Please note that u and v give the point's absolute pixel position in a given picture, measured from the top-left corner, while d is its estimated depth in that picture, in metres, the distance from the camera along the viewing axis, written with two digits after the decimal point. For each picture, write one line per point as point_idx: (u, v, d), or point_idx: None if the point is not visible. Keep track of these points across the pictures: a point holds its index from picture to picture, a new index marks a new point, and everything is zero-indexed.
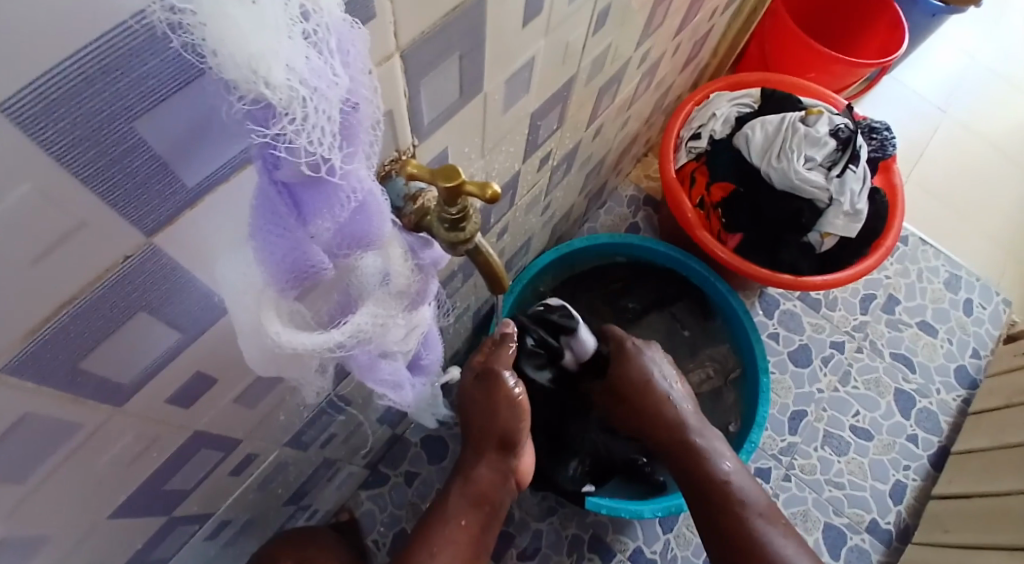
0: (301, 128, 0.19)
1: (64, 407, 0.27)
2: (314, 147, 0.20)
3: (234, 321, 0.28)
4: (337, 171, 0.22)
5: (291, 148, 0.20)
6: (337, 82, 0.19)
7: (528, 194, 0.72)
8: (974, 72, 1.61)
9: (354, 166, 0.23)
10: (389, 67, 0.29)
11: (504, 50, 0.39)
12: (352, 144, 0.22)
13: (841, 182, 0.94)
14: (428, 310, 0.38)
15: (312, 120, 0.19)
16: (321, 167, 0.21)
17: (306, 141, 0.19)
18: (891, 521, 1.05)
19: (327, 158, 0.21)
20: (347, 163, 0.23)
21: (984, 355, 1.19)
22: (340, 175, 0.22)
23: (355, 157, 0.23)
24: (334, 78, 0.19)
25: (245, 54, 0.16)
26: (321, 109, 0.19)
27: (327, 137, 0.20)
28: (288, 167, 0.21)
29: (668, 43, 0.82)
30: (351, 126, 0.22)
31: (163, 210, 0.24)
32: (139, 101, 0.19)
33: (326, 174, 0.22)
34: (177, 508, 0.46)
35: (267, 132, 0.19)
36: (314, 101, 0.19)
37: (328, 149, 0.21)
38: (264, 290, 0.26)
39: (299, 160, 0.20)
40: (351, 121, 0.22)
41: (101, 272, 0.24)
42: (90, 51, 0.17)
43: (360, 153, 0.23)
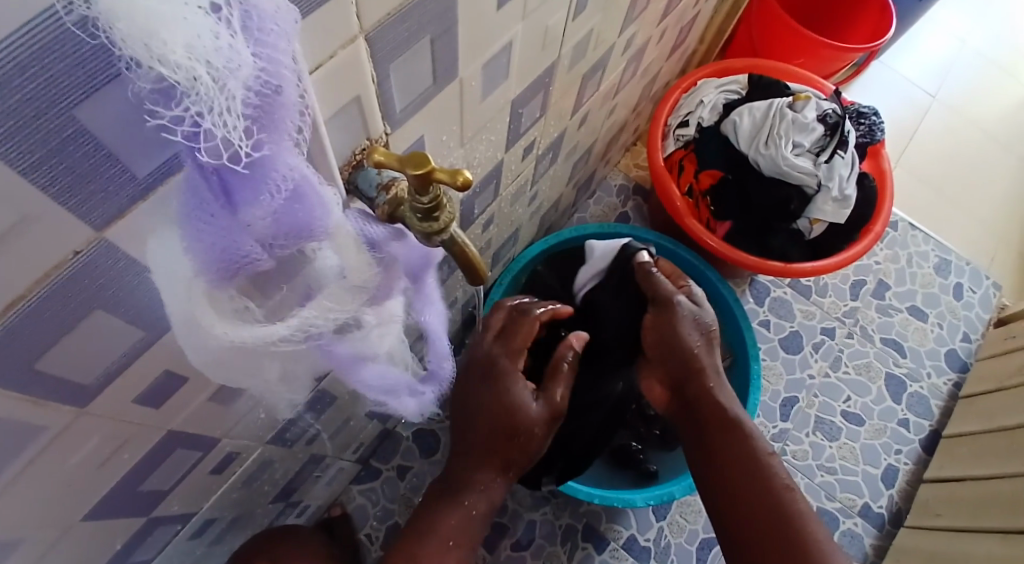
0: (206, 109, 0.18)
1: (23, 410, 0.26)
2: (220, 130, 0.19)
3: (169, 317, 0.26)
4: (254, 154, 0.21)
5: (197, 130, 0.19)
6: (247, 61, 0.18)
7: (514, 183, 0.71)
8: (962, 56, 1.61)
9: (277, 151, 0.22)
10: (353, 51, 0.28)
11: (479, 34, 0.38)
12: (275, 128, 0.21)
13: (830, 167, 0.94)
14: (398, 304, 0.37)
15: (218, 100, 0.18)
16: (227, 152, 0.20)
17: (211, 123, 0.18)
18: (882, 505, 1.06)
19: (236, 144, 0.20)
20: (268, 148, 0.22)
21: (974, 339, 1.19)
22: (255, 161, 0.21)
23: (277, 143, 0.22)
24: (244, 57, 0.18)
25: (139, 31, 0.15)
26: (229, 89, 0.18)
27: (236, 118, 0.19)
28: (198, 152, 0.20)
29: (654, 29, 0.81)
30: (268, 110, 0.21)
31: (113, 201, 0.23)
32: (77, 86, 0.18)
33: (235, 159, 0.21)
34: (156, 508, 0.45)
35: (171, 112, 0.18)
36: (220, 79, 0.18)
37: (239, 134, 0.20)
38: (197, 281, 0.25)
39: (201, 144, 0.19)
40: (274, 104, 0.21)
41: (51, 269, 0.23)
42: (19, 36, 0.16)
43: (286, 138, 0.22)
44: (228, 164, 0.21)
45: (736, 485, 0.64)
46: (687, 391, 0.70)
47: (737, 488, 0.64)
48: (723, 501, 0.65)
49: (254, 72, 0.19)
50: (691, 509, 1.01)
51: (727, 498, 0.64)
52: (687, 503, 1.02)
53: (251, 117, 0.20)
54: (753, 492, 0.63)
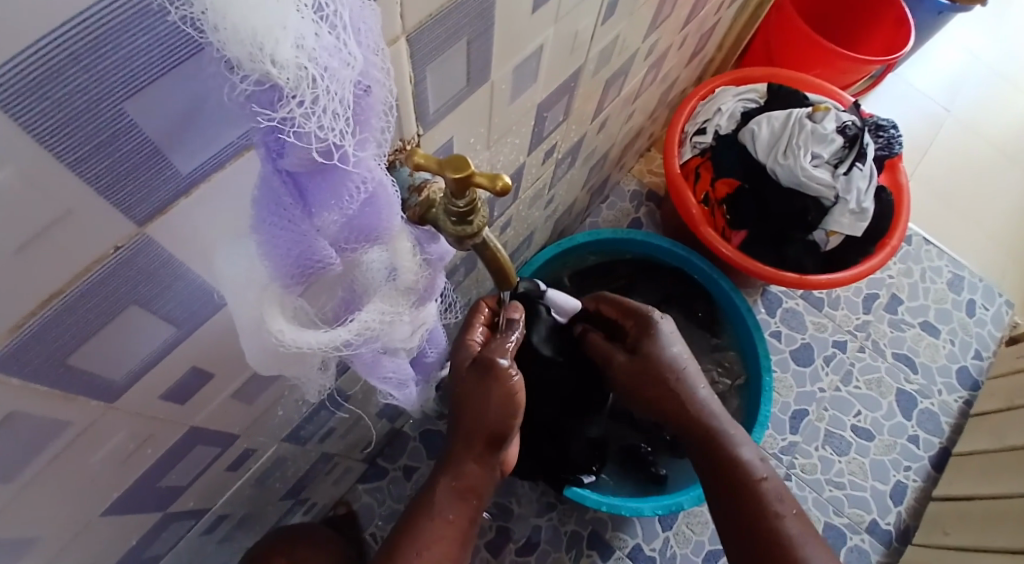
0: (310, 112, 0.18)
1: (53, 405, 0.26)
2: (321, 131, 0.19)
3: (235, 320, 0.26)
4: (346, 159, 0.21)
5: (298, 133, 0.18)
6: (348, 61, 0.18)
7: (532, 187, 0.70)
8: (978, 71, 1.60)
9: (363, 155, 0.22)
10: (394, 52, 0.28)
11: (512, 38, 0.38)
12: (364, 129, 0.21)
13: (848, 179, 0.93)
14: (434, 306, 0.36)
15: (322, 102, 0.18)
16: (329, 152, 0.20)
17: (313, 125, 0.18)
18: (891, 521, 1.05)
19: (337, 143, 0.20)
20: (359, 151, 0.21)
21: (985, 356, 1.18)
22: (349, 163, 0.21)
23: (366, 145, 0.21)
24: (346, 55, 0.18)
25: (251, 27, 0.15)
26: (332, 91, 0.18)
27: (337, 120, 0.19)
28: (294, 153, 0.19)
29: (676, 36, 0.80)
30: (358, 113, 0.20)
31: (155, 196, 0.23)
32: (131, 78, 0.18)
33: (336, 161, 0.20)
34: (172, 505, 0.45)
35: (273, 115, 0.17)
36: (323, 80, 0.17)
37: (336, 134, 0.19)
38: (269, 285, 0.26)
39: (309, 144, 0.19)
40: (363, 105, 0.21)
41: (90, 263, 0.22)
42: (80, 26, 0.16)
43: (371, 140, 0.22)
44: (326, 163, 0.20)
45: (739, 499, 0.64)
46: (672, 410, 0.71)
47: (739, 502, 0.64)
48: (730, 517, 0.65)
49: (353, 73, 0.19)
50: (698, 519, 1.01)
51: (733, 516, 0.65)
52: (694, 513, 1.01)
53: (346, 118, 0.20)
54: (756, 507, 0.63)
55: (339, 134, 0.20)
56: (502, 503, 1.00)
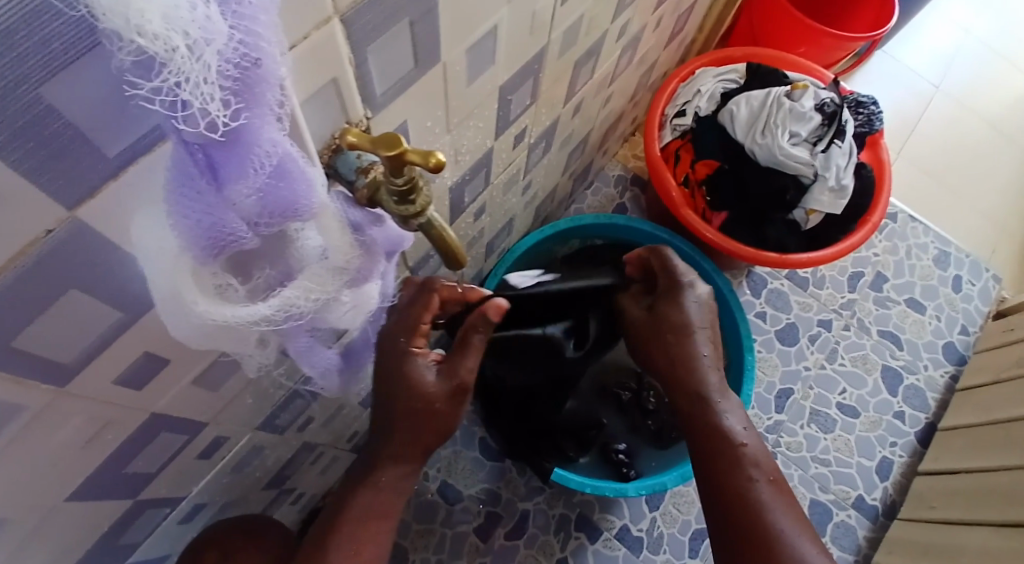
0: (183, 78, 0.17)
1: (1, 389, 0.27)
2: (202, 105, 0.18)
3: (154, 295, 0.26)
4: (230, 127, 0.20)
5: (179, 103, 0.18)
6: (226, 31, 0.17)
7: (505, 172, 0.70)
8: (964, 47, 1.59)
9: (258, 125, 0.21)
10: (328, 33, 0.28)
11: (462, 19, 0.38)
12: (257, 102, 0.21)
13: (827, 157, 0.93)
14: (375, 287, 0.37)
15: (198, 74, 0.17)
16: (206, 127, 0.20)
17: (191, 95, 0.18)
18: (877, 497, 1.06)
19: (217, 118, 0.19)
20: (238, 120, 0.20)
21: (972, 332, 1.19)
22: (238, 132, 0.21)
23: (254, 114, 0.21)
24: (222, 27, 0.17)
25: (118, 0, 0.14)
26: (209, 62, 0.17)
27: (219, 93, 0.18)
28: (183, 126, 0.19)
29: (649, 16, 0.80)
30: (249, 84, 0.20)
31: (80, 180, 0.23)
32: (46, 66, 0.18)
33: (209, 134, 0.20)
34: (143, 492, 0.46)
35: (151, 84, 0.17)
36: (199, 51, 0.17)
37: (217, 108, 0.19)
38: (182, 254, 0.25)
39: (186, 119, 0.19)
40: (253, 77, 0.20)
41: (25, 248, 0.23)
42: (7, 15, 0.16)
43: (266, 112, 0.21)
44: (211, 137, 0.20)
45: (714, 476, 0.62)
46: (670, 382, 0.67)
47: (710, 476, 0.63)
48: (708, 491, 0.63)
49: (233, 43, 0.18)
50: (684, 499, 1.02)
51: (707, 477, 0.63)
52: (681, 493, 1.02)
53: (231, 89, 0.19)
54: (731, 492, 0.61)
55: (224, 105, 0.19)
56: (490, 488, 1.01)
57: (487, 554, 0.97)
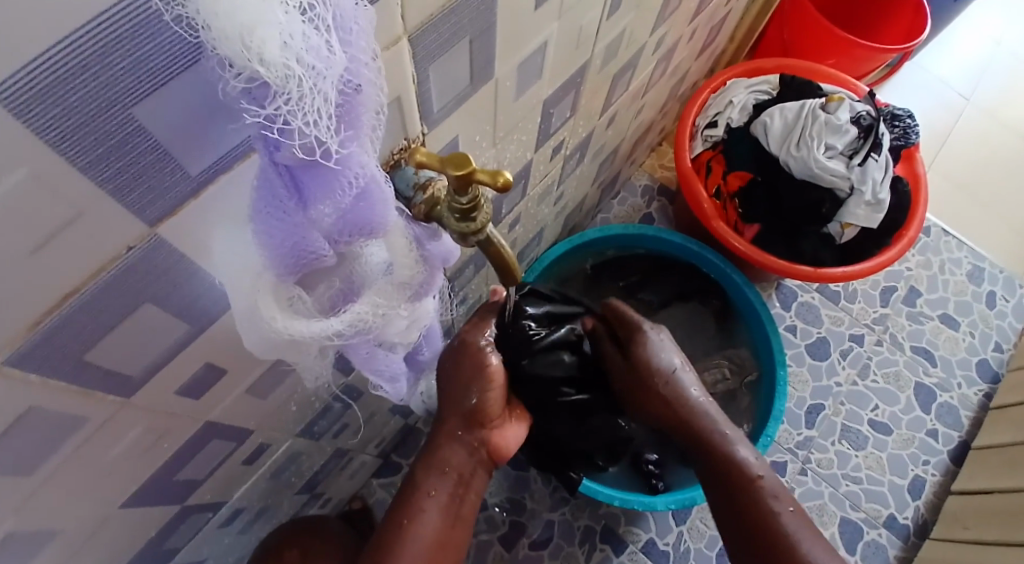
0: (296, 108, 0.18)
1: (72, 399, 0.27)
2: (308, 129, 0.19)
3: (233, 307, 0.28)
4: (329, 154, 0.21)
5: (285, 128, 0.19)
6: (337, 61, 0.18)
7: (540, 184, 0.70)
8: (998, 58, 1.56)
9: (354, 151, 0.22)
10: (397, 51, 0.28)
11: (516, 36, 0.38)
12: (354, 128, 0.21)
13: (863, 171, 0.92)
14: (431, 302, 0.38)
15: (307, 102, 0.18)
16: (314, 149, 0.20)
17: (300, 122, 0.18)
18: (908, 516, 1.03)
19: (322, 142, 0.20)
20: (345, 149, 0.21)
21: (1006, 348, 1.16)
22: (336, 159, 0.21)
23: (352, 144, 0.21)
24: (334, 57, 0.18)
25: (235, 26, 0.15)
26: (318, 91, 0.18)
27: (323, 119, 0.19)
28: (285, 149, 0.20)
29: (685, 28, 0.80)
30: (349, 110, 0.20)
31: (168, 196, 0.23)
32: (143, 82, 0.19)
33: (322, 158, 0.21)
34: (190, 498, 0.46)
35: (262, 111, 0.18)
36: (311, 78, 0.17)
37: (326, 132, 0.19)
38: (263, 274, 0.27)
39: (294, 142, 0.19)
40: (352, 104, 0.20)
41: (105, 263, 0.23)
42: (105, 25, 0.16)
43: (362, 138, 0.22)
44: (316, 160, 0.21)
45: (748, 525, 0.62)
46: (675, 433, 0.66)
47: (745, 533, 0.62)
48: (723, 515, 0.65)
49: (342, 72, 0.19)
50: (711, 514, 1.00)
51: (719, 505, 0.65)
52: (708, 508, 1.01)
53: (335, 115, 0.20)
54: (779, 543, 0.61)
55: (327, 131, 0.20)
56: (515, 497, 1.00)
57: None
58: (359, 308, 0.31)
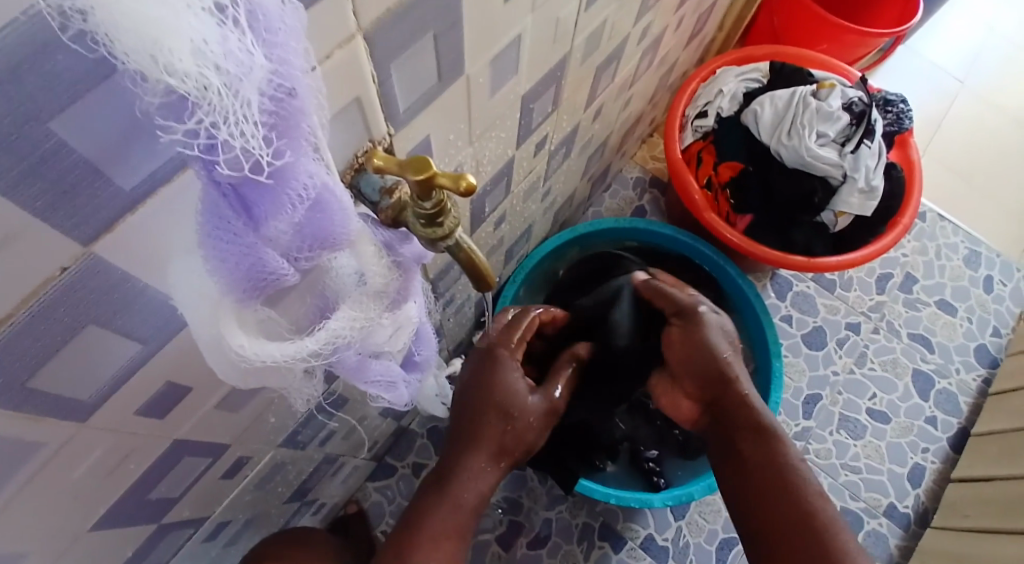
0: (221, 119, 0.16)
1: (19, 427, 0.26)
2: (237, 141, 0.17)
3: (195, 335, 0.26)
4: (271, 167, 0.20)
5: (215, 143, 0.17)
6: (261, 64, 0.16)
7: (526, 180, 0.69)
8: (990, 39, 1.55)
9: (296, 159, 0.20)
10: (352, 50, 0.27)
11: (486, 30, 0.37)
12: (294, 134, 0.20)
13: (856, 158, 0.90)
14: (414, 306, 0.36)
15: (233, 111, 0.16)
16: (250, 165, 0.19)
17: (227, 135, 0.17)
18: (908, 505, 1.02)
19: (256, 155, 0.19)
20: (282, 160, 0.20)
21: (1004, 333, 1.15)
22: (278, 171, 0.20)
23: (295, 150, 0.20)
24: (258, 60, 0.16)
25: (139, 39, 0.13)
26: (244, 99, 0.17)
27: (253, 129, 0.17)
28: (220, 166, 0.18)
29: (671, 16, 0.78)
30: (287, 118, 0.19)
31: (102, 214, 0.22)
32: (58, 97, 0.17)
33: (256, 173, 0.19)
34: (168, 514, 0.45)
35: (183, 126, 0.17)
36: (233, 85, 0.16)
37: (258, 144, 0.18)
38: (222, 299, 0.25)
39: (221, 158, 0.18)
40: (291, 110, 0.19)
41: (40, 285, 0.22)
42: (3, 40, 0.15)
43: (304, 145, 0.20)
44: (249, 177, 0.19)
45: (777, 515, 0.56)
46: (716, 396, 0.63)
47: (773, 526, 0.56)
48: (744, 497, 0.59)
49: (269, 76, 0.17)
50: (711, 508, 1.00)
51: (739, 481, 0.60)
52: (707, 502, 1.00)
53: (270, 124, 0.19)
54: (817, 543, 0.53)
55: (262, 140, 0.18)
56: (511, 496, 0.99)
57: None
58: (337, 325, 0.30)
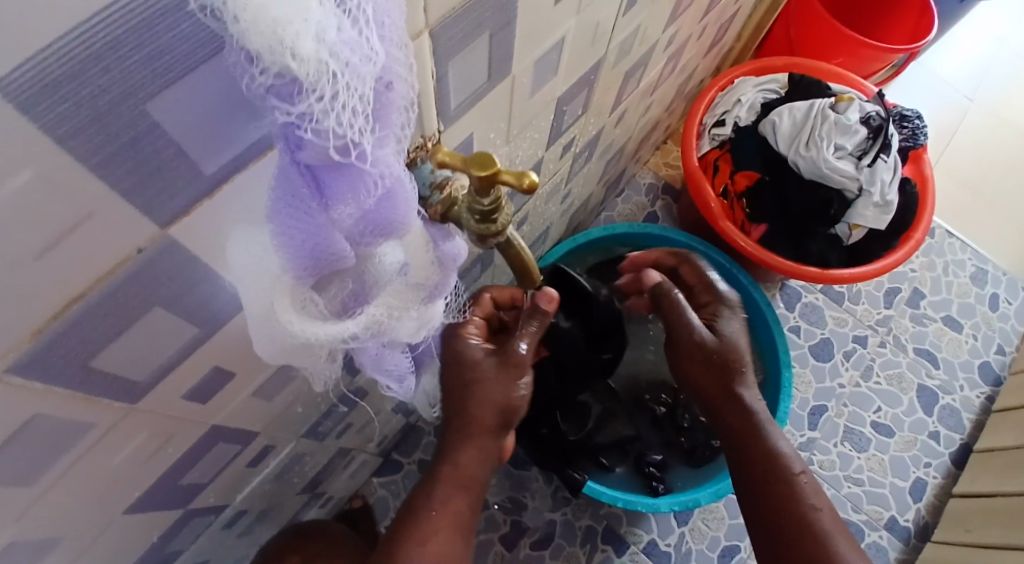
0: (329, 108, 0.17)
1: (76, 407, 0.26)
2: (341, 128, 0.18)
3: (246, 307, 0.27)
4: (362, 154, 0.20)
5: (317, 130, 0.18)
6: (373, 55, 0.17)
7: (549, 182, 0.69)
8: (1001, 59, 1.56)
9: (382, 148, 0.21)
10: (418, 47, 0.27)
11: (534, 32, 0.37)
12: (385, 125, 0.20)
13: (873, 171, 0.91)
14: (442, 304, 0.36)
15: (343, 97, 0.17)
16: (348, 151, 0.19)
17: (332, 122, 0.17)
18: (909, 519, 1.03)
19: (356, 141, 0.19)
20: (378, 149, 0.21)
21: (1009, 351, 1.16)
22: (369, 162, 0.21)
23: (383, 139, 0.21)
24: (368, 51, 0.17)
25: (268, 23, 0.14)
26: (352, 87, 0.17)
27: (357, 119, 0.18)
28: (311, 148, 0.19)
29: (696, 25, 0.79)
30: (380, 108, 0.20)
31: (179, 198, 0.22)
32: (162, 75, 0.18)
33: (356, 159, 0.20)
34: (193, 501, 0.45)
35: (292, 111, 0.17)
36: (344, 75, 0.17)
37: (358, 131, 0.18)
38: (281, 275, 0.25)
39: (326, 143, 0.18)
40: (384, 101, 0.20)
41: (115, 266, 0.22)
42: (116, 17, 0.15)
43: (390, 136, 0.21)
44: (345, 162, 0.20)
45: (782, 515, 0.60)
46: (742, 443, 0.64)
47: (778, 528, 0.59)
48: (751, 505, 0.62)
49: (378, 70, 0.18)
50: (714, 515, 1.00)
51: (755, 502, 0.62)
52: (710, 509, 1.00)
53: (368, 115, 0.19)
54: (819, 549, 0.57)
55: (361, 129, 0.19)
56: (516, 497, 1.00)
57: None
58: (375, 311, 0.30)
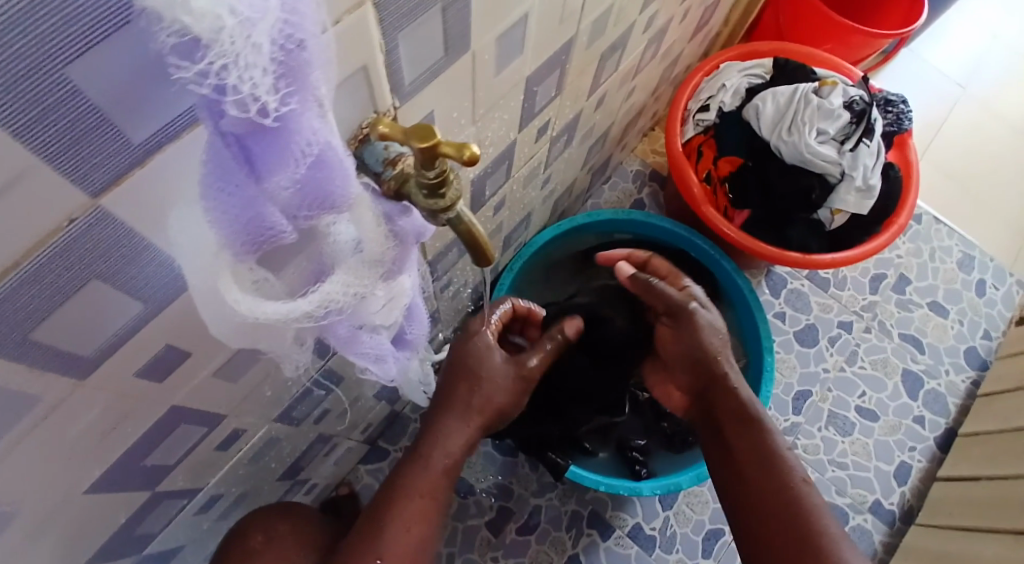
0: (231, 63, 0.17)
1: (18, 379, 0.26)
2: (246, 86, 0.17)
3: (192, 290, 0.26)
4: (279, 113, 0.19)
5: (224, 86, 0.17)
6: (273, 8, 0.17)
7: (526, 165, 0.69)
8: (992, 45, 1.55)
9: (301, 109, 0.20)
10: (360, 16, 0.27)
11: (492, 8, 0.37)
12: (303, 85, 0.20)
13: (855, 156, 0.91)
14: (407, 279, 0.36)
15: (244, 54, 0.17)
16: (259, 112, 0.19)
17: (236, 78, 0.17)
18: (894, 502, 1.04)
19: (264, 100, 0.18)
20: (289, 107, 0.20)
21: (995, 337, 1.16)
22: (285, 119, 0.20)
23: (302, 99, 0.20)
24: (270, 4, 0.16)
25: None
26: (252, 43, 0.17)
27: (263, 77, 0.18)
28: (227, 114, 0.19)
29: (676, 8, 0.78)
30: (295, 68, 0.19)
31: (108, 167, 0.22)
32: (77, 40, 0.17)
33: (265, 117, 0.19)
34: (161, 483, 0.45)
35: (195, 67, 0.17)
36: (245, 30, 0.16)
37: (268, 91, 0.18)
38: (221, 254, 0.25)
39: (230, 98, 0.18)
40: (298, 61, 0.19)
41: (46, 237, 0.22)
42: None
43: (311, 100, 0.20)
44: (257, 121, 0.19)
45: (763, 491, 0.57)
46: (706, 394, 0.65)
47: (757, 507, 0.57)
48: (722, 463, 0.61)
49: (280, 26, 0.17)
50: (698, 499, 1.01)
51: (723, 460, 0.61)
52: (695, 493, 1.01)
53: (280, 75, 0.19)
54: (817, 531, 0.53)
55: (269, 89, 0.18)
56: (501, 483, 1.00)
57: (498, 548, 0.97)
58: (328, 290, 0.30)
